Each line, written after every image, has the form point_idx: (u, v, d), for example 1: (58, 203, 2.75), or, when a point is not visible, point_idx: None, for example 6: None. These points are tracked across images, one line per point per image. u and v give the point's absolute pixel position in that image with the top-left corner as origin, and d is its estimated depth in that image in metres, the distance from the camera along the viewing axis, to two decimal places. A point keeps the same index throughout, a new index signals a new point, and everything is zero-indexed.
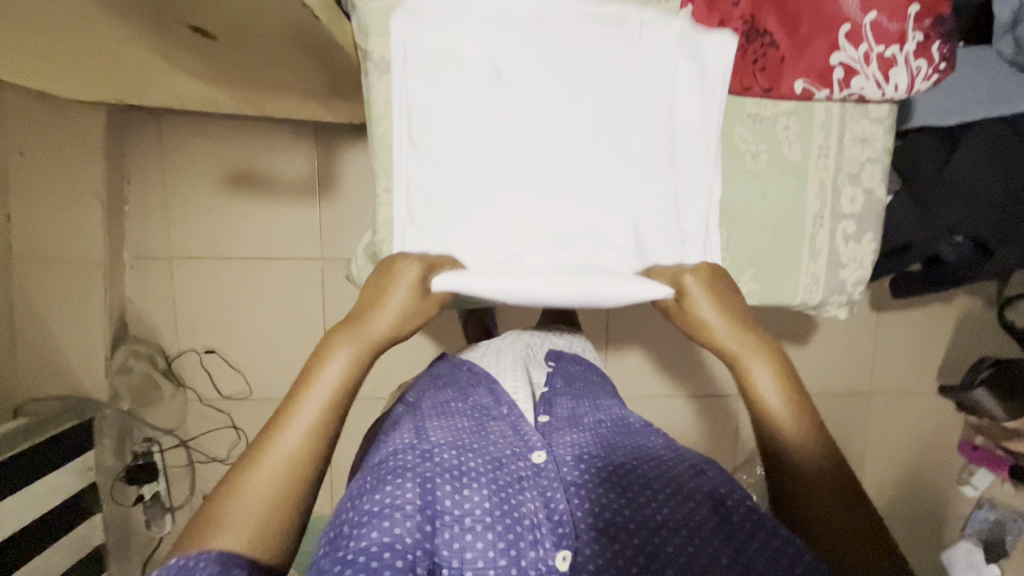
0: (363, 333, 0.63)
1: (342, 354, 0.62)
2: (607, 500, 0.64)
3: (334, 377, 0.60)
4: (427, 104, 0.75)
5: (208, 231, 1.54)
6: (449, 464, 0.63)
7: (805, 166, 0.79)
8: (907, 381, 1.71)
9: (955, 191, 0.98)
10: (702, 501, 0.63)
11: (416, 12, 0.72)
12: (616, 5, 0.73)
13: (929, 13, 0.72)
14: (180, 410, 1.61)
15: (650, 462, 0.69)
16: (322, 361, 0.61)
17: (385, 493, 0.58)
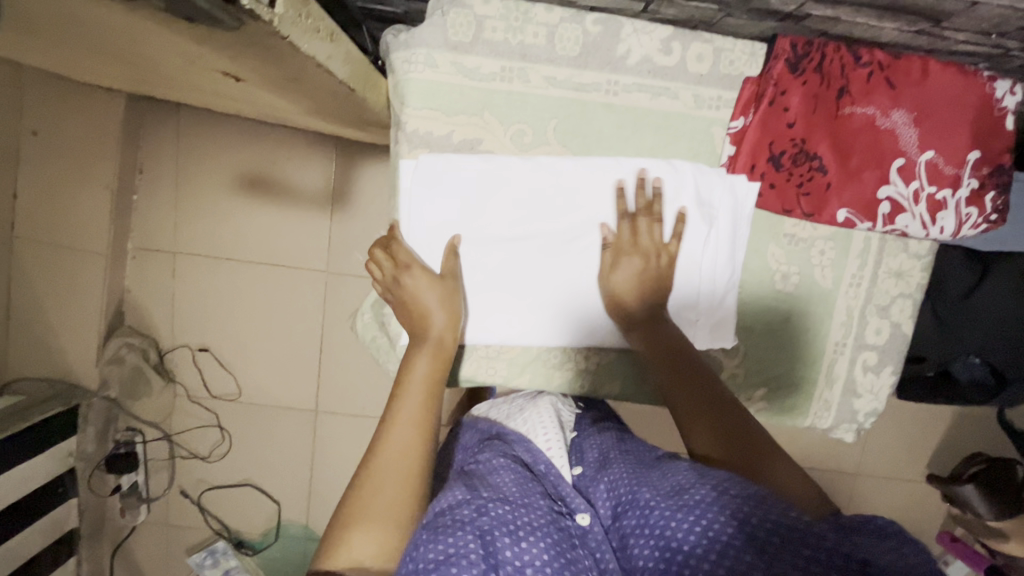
0: (427, 334, 0.69)
1: (422, 362, 0.67)
2: (655, 520, 0.54)
3: (420, 378, 0.66)
4: (455, 149, 0.72)
5: (213, 230, 1.52)
6: (505, 514, 0.55)
7: (836, 293, 0.77)
8: (895, 466, 1.71)
9: (979, 316, 0.97)
10: (725, 521, 0.51)
11: (459, 94, 0.70)
12: (664, 105, 0.71)
13: (989, 162, 0.69)
14: (168, 405, 1.59)
15: (677, 481, 0.58)
16: (406, 373, 0.66)
17: (441, 542, 0.52)
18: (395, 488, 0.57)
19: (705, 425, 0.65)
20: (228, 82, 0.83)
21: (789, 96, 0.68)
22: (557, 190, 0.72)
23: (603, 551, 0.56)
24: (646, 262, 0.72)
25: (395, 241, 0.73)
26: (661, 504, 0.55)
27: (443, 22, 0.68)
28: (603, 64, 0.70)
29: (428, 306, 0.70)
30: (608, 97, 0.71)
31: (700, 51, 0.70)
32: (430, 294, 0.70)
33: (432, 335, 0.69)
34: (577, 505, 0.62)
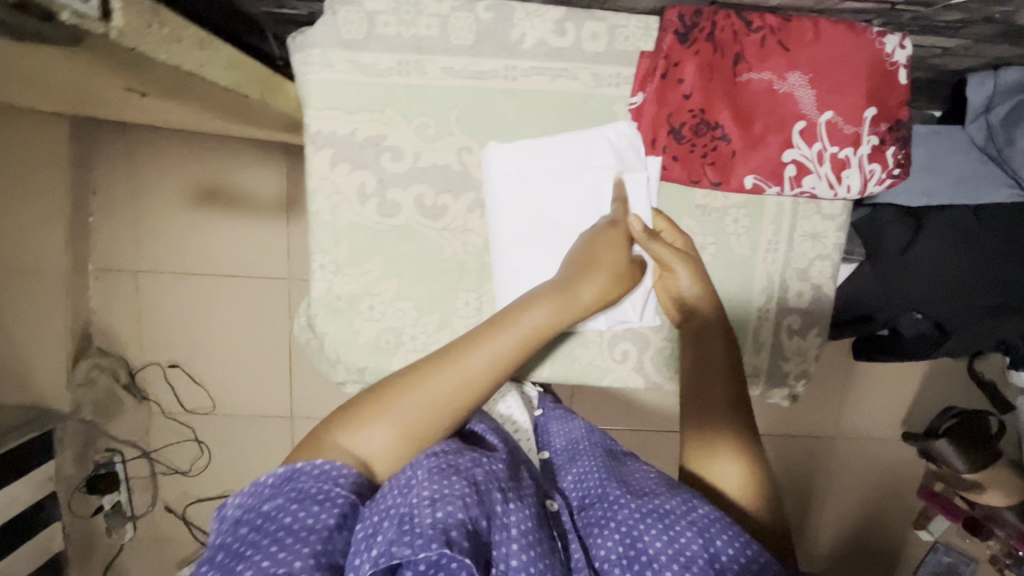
0: (569, 293, 0.63)
1: (544, 312, 0.61)
2: (623, 517, 0.56)
3: (526, 331, 0.60)
4: (359, 146, 0.72)
5: (172, 245, 1.53)
6: (498, 475, 0.55)
7: (755, 261, 0.77)
8: (872, 425, 1.71)
9: (923, 271, 0.93)
10: (687, 529, 0.53)
11: (359, 91, 0.71)
12: (564, 86, 0.72)
13: (886, 118, 0.70)
14: (144, 422, 1.61)
15: (648, 486, 0.60)
16: (525, 309, 0.61)
17: (434, 481, 0.50)
18: (429, 408, 0.57)
19: (709, 443, 0.62)
20: (139, 98, 0.82)
21: (759, 58, 0.69)
22: (465, 181, 0.73)
23: (570, 536, 0.58)
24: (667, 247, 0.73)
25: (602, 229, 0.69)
26: (630, 503, 0.57)
27: (335, 22, 0.69)
28: (499, 51, 0.70)
29: (600, 259, 0.67)
30: (507, 82, 0.71)
31: (594, 29, 0.70)
32: (588, 286, 0.65)
33: (572, 297, 0.63)
34: (547, 490, 0.63)
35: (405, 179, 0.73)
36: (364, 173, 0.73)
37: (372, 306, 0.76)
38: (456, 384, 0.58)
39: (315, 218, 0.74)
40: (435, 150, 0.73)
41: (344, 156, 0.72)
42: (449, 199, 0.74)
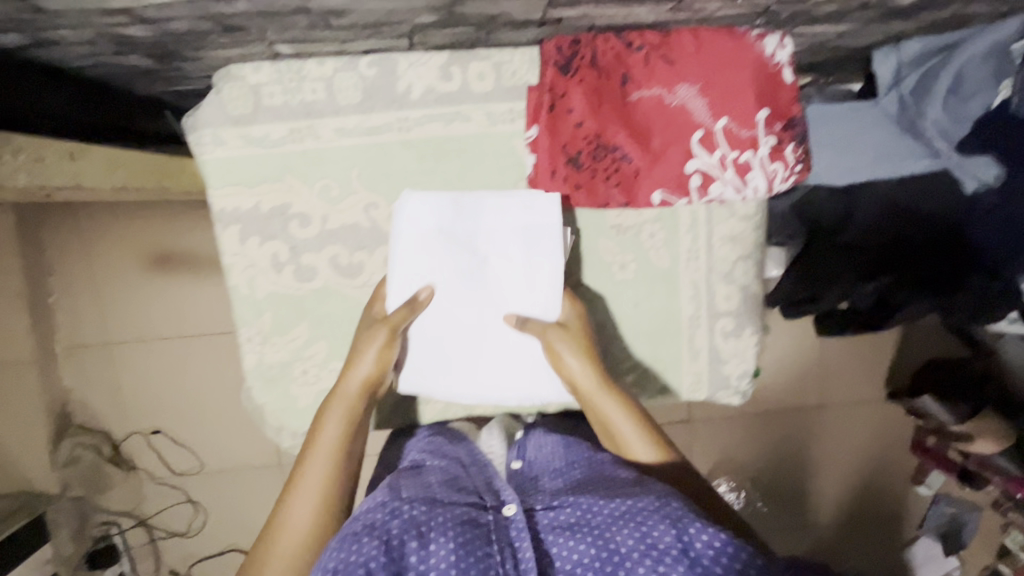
0: (341, 395, 0.67)
1: (336, 416, 0.67)
2: (598, 522, 0.55)
3: (331, 443, 0.66)
4: (268, 219, 0.72)
5: (137, 311, 1.37)
6: (418, 517, 0.56)
7: (681, 271, 0.78)
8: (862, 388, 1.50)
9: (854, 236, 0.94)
10: (662, 525, 0.52)
11: (258, 162, 0.70)
12: (460, 128, 0.72)
13: (779, 117, 0.70)
14: (136, 491, 1.42)
15: (625, 487, 0.60)
16: (320, 421, 0.67)
17: (349, 550, 0.53)
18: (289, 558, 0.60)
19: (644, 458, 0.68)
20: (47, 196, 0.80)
21: (631, 85, 0.69)
22: (378, 237, 0.73)
23: (520, 538, 0.56)
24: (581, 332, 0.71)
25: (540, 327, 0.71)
26: (604, 506, 0.56)
27: (220, 100, 0.69)
28: (389, 104, 0.70)
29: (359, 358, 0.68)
30: (404, 133, 0.71)
31: (480, 69, 0.70)
32: (362, 360, 0.68)
33: (345, 396, 0.67)
34: (506, 497, 0.62)
35: (319, 243, 0.73)
36: (276, 242, 0.73)
37: (306, 370, 0.76)
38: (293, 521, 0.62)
39: (235, 293, 0.74)
40: (342, 210, 0.72)
41: (255, 230, 0.72)
42: (364, 256, 0.74)
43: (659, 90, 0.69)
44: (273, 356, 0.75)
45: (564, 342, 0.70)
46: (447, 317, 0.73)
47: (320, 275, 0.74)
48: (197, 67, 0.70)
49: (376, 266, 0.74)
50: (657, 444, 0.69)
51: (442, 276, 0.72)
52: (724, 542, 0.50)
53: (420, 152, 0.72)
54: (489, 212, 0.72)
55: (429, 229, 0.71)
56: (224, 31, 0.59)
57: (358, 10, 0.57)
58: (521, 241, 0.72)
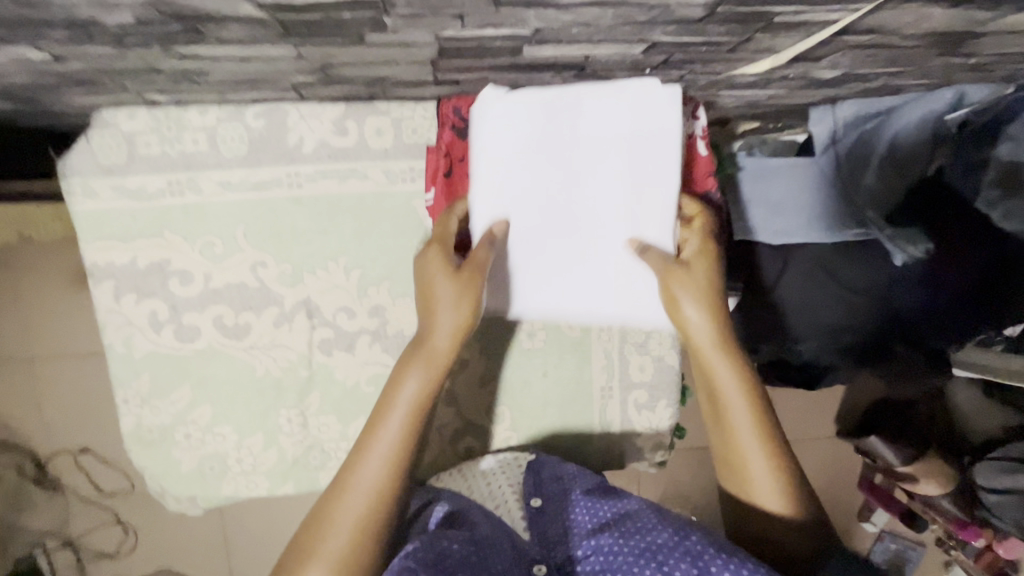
0: (425, 351, 0.59)
1: (411, 380, 0.59)
2: (621, 566, 0.56)
3: (401, 412, 0.58)
4: (144, 276, 0.67)
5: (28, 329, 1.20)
6: (463, 562, 0.55)
7: (591, 340, 0.74)
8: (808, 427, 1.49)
9: (793, 307, 0.91)
10: (683, 561, 0.54)
11: (133, 215, 0.65)
12: (355, 184, 0.67)
13: (692, 192, 0.66)
14: (61, 511, 1.25)
15: (639, 519, 0.60)
16: (393, 389, 0.59)
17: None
18: (355, 533, 0.55)
19: (755, 458, 0.61)
20: None
21: None
22: (266, 296, 0.68)
23: None
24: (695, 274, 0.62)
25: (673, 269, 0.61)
26: (622, 547, 0.57)
27: (90, 148, 0.63)
28: (278, 158, 0.65)
29: (439, 299, 0.59)
30: (294, 187, 0.66)
31: (378, 125, 0.65)
32: (447, 313, 0.59)
33: (429, 352, 0.59)
34: (535, 550, 0.61)
35: (200, 302, 0.68)
36: (153, 300, 0.67)
37: (189, 434, 0.71)
38: (363, 479, 0.57)
39: (110, 352, 0.68)
40: (226, 269, 0.67)
41: (129, 288, 0.67)
42: (250, 317, 0.69)
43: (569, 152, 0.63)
44: (153, 419, 0.70)
45: (694, 302, 0.62)
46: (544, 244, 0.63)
47: (202, 335, 0.69)
48: (69, 110, 0.64)
49: (263, 327, 0.69)
50: (780, 469, 0.61)
51: (540, 196, 0.61)
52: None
53: (312, 209, 0.67)
54: (604, 117, 0.58)
55: (518, 138, 0.59)
56: (75, 83, 0.53)
57: (218, 70, 0.51)
58: (631, 153, 0.59)
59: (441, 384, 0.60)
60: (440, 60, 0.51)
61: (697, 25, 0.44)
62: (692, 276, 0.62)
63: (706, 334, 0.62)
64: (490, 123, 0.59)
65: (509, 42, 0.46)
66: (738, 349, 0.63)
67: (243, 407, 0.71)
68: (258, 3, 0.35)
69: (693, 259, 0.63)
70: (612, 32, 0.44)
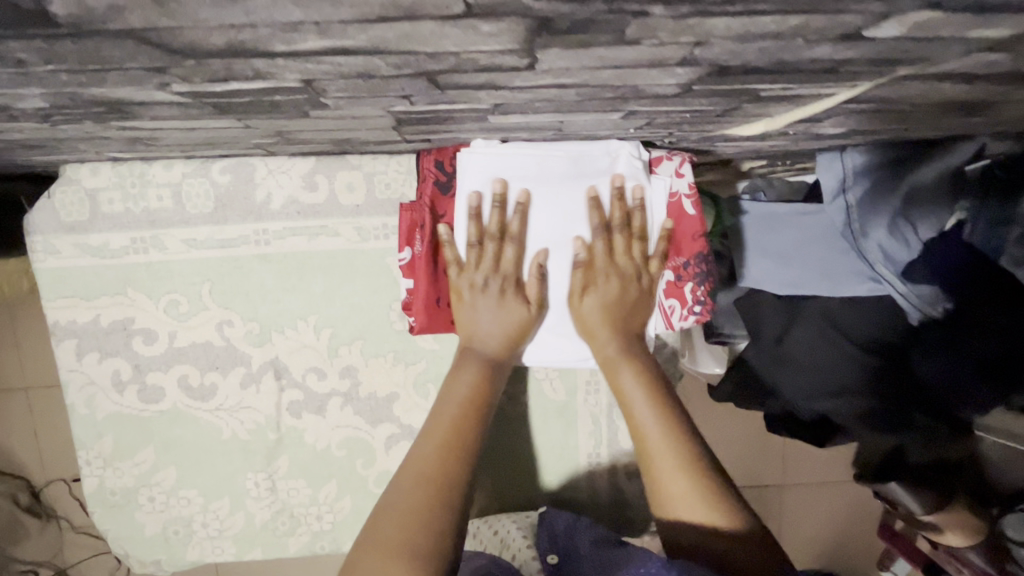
0: (478, 351, 0.60)
1: (469, 372, 0.58)
2: None
3: (450, 407, 0.55)
4: (106, 335, 0.64)
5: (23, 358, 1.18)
6: None
7: (577, 404, 0.69)
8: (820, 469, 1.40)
9: (799, 363, 0.84)
10: None
11: (95, 272, 0.63)
12: (326, 241, 0.64)
13: (678, 252, 0.62)
14: (55, 541, 1.23)
15: (637, 557, 0.50)
16: (448, 387, 0.57)
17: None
18: (403, 520, 0.45)
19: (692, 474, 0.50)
20: None
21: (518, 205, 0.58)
22: (232, 356, 0.65)
23: None
24: (622, 280, 0.59)
25: (597, 274, 0.59)
26: None
27: (52, 205, 0.61)
28: (245, 215, 0.62)
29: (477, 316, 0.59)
30: (262, 242, 0.63)
31: (349, 180, 0.62)
32: (490, 312, 0.59)
33: (483, 354, 0.60)
34: None
35: (163, 361, 0.65)
36: (117, 360, 0.65)
37: (153, 497, 0.68)
38: (417, 452, 0.51)
39: (72, 412, 0.66)
40: (192, 328, 0.64)
41: (92, 346, 0.64)
42: (215, 377, 0.66)
43: (549, 211, 0.59)
44: (116, 482, 0.67)
45: (597, 293, 0.59)
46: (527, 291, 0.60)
47: (166, 395, 0.66)
48: (32, 164, 0.62)
49: (228, 388, 0.66)
50: (721, 495, 0.48)
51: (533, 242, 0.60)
52: None
53: (281, 265, 0.64)
54: (588, 171, 0.58)
55: (501, 186, 0.57)
56: (25, 147, 0.51)
57: (168, 136, 0.48)
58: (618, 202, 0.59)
59: (494, 391, 0.57)
60: (402, 127, 0.47)
61: (677, 98, 0.39)
62: (607, 267, 0.59)
63: (606, 329, 0.59)
64: (469, 174, 0.57)
65: (471, 114, 0.42)
66: (650, 357, 0.60)
67: (208, 471, 0.68)
68: (175, 91, 0.32)
69: (634, 264, 0.60)
70: (583, 105, 0.40)
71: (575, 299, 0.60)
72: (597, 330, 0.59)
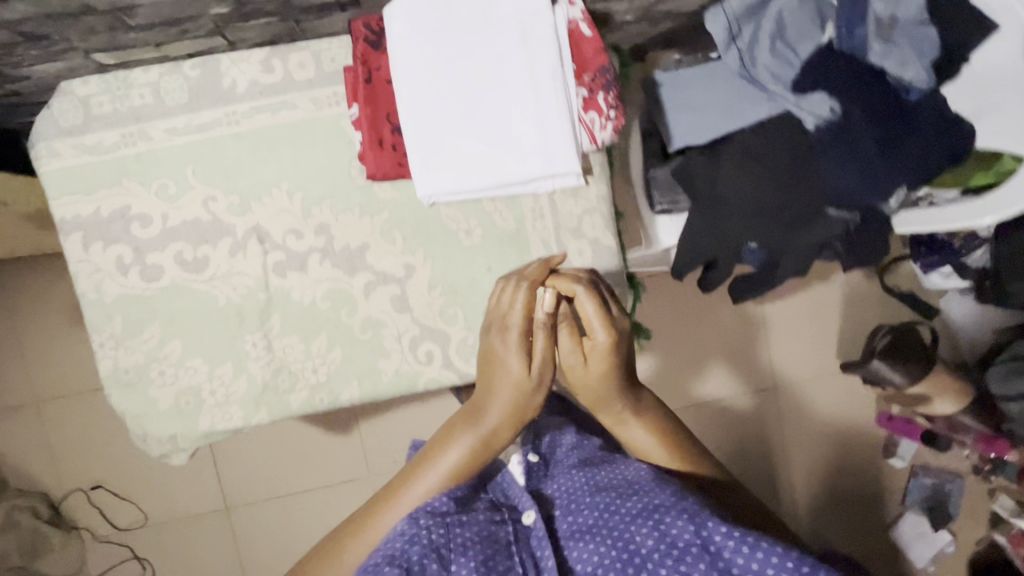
0: (478, 426, 0.68)
1: (460, 450, 0.68)
2: (617, 523, 0.58)
3: (446, 469, 0.67)
4: (108, 224, 0.74)
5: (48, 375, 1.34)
6: (437, 540, 0.59)
7: (529, 229, 0.78)
8: (793, 368, 1.52)
9: (730, 202, 0.94)
10: (681, 520, 0.54)
11: (93, 169, 0.73)
12: (289, 114, 0.74)
13: (585, 69, 0.73)
14: (77, 554, 1.35)
15: (639, 483, 0.63)
16: (444, 447, 0.68)
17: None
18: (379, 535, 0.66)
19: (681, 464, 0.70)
20: None
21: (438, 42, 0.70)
22: (219, 229, 0.75)
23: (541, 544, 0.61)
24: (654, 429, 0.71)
25: (592, 334, 0.67)
26: (622, 506, 0.59)
27: (52, 115, 0.72)
28: (215, 101, 0.74)
29: (497, 368, 0.68)
30: (233, 124, 0.74)
31: (300, 59, 0.74)
32: (509, 367, 0.68)
33: (481, 427, 0.68)
34: (524, 504, 0.68)
35: (159, 241, 0.74)
36: (119, 246, 0.74)
37: (162, 371, 0.76)
38: (422, 488, 0.67)
39: (85, 300, 0.75)
40: (181, 208, 0.74)
41: (96, 236, 0.74)
42: (206, 249, 0.75)
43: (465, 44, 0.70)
44: (128, 361, 0.75)
45: (597, 342, 0.67)
46: (448, 117, 0.71)
47: (165, 272, 0.75)
48: (32, 89, 0.74)
49: (219, 258, 0.75)
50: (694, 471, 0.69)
51: (451, 74, 0.70)
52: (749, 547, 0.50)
53: (251, 142, 0.74)
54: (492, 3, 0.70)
55: (420, 29, 0.69)
56: (26, 41, 0.63)
57: (143, 4, 0.60)
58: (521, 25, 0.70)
59: (480, 460, 0.68)
60: None
61: None
62: (606, 328, 0.67)
63: (599, 373, 0.68)
64: (394, 22, 0.69)
65: None
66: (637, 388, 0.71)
67: (209, 340, 0.76)
68: None
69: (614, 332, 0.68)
70: None
71: (580, 367, 0.69)
72: (607, 396, 0.70)
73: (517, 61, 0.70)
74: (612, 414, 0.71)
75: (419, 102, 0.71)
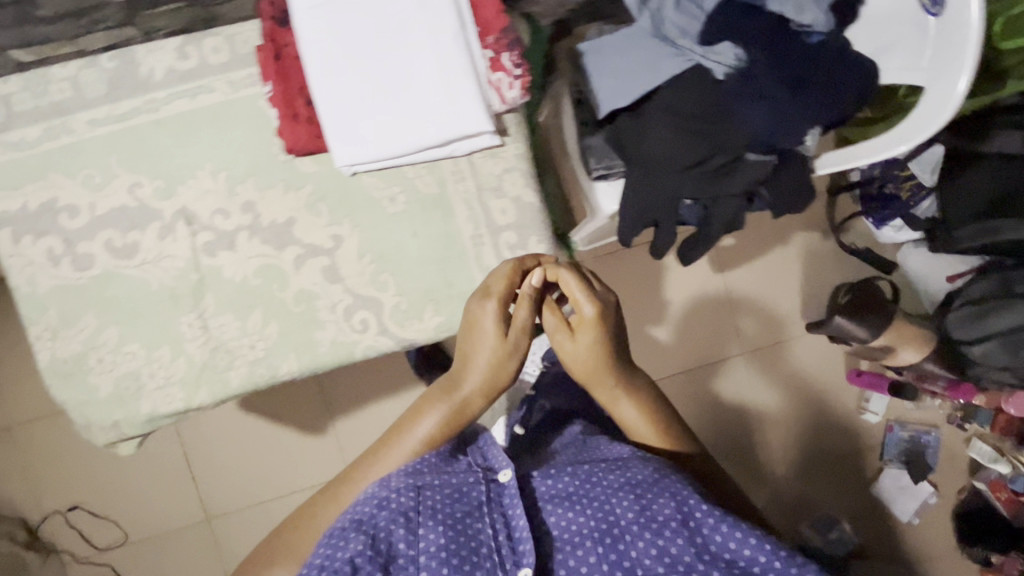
0: (452, 395, 0.71)
1: (433, 416, 0.71)
2: (599, 493, 0.61)
3: (416, 439, 0.69)
4: (38, 217, 0.75)
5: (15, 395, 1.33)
6: (408, 502, 0.59)
7: (451, 192, 0.80)
8: (755, 336, 1.47)
9: (654, 158, 0.94)
10: (665, 502, 0.58)
11: (18, 165, 0.75)
12: (206, 98, 0.77)
13: (488, 32, 0.76)
14: None
15: (629, 461, 0.66)
16: (416, 418, 0.71)
17: (336, 546, 0.57)
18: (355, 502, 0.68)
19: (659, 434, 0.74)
20: None
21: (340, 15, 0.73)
22: (146, 214, 0.77)
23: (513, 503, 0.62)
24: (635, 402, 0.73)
25: (582, 309, 0.71)
26: (610, 479, 0.62)
27: None
28: (134, 90, 0.76)
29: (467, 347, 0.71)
30: (153, 112, 0.76)
31: (214, 44, 0.77)
32: (481, 346, 0.71)
33: (455, 396, 0.71)
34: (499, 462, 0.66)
35: (88, 230, 0.76)
36: (48, 238, 0.76)
37: (101, 358, 0.77)
38: (399, 453, 0.69)
39: (19, 294, 0.76)
40: (108, 195, 0.76)
41: (26, 230, 0.75)
42: (135, 234, 0.76)
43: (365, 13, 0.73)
44: (67, 351, 0.77)
45: (586, 316, 0.70)
46: (357, 87, 0.73)
47: (96, 260, 0.76)
48: None
49: (148, 242, 0.77)
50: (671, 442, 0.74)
51: (355, 43, 0.73)
52: (734, 541, 0.55)
53: (172, 128, 0.76)
54: None
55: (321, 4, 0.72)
56: None
57: None
58: None
59: (454, 427, 0.71)
60: None
61: None
62: (596, 306, 0.70)
63: (589, 346, 0.71)
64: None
65: None
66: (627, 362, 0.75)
67: (145, 324, 0.77)
68: None
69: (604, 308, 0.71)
70: None
71: (567, 339, 0.72)
72: (597, 369, 0.73)
73: (416, 25, 0.73)
74: (598, 384, 0.74)
75: (325, 73, 0.73)
